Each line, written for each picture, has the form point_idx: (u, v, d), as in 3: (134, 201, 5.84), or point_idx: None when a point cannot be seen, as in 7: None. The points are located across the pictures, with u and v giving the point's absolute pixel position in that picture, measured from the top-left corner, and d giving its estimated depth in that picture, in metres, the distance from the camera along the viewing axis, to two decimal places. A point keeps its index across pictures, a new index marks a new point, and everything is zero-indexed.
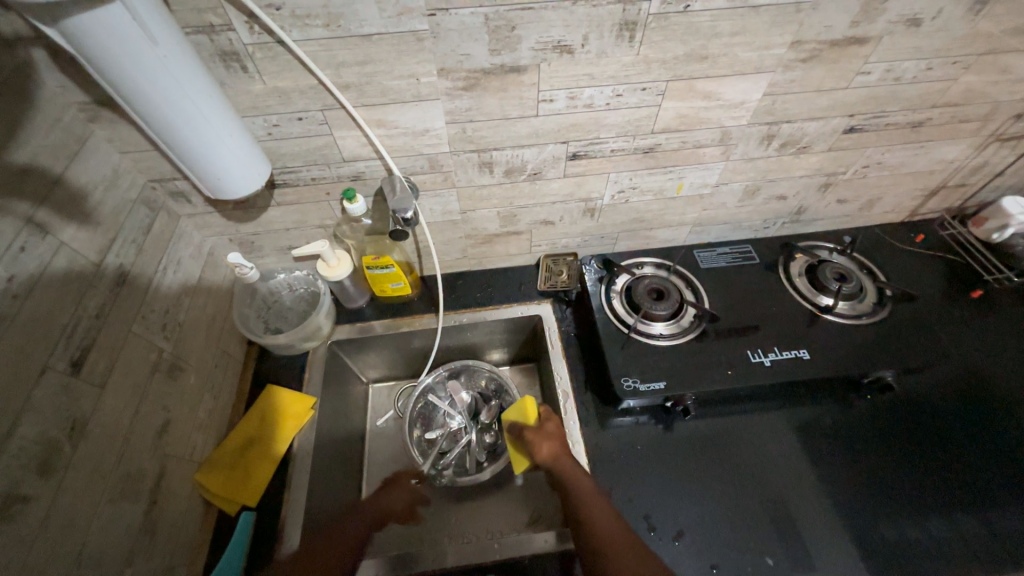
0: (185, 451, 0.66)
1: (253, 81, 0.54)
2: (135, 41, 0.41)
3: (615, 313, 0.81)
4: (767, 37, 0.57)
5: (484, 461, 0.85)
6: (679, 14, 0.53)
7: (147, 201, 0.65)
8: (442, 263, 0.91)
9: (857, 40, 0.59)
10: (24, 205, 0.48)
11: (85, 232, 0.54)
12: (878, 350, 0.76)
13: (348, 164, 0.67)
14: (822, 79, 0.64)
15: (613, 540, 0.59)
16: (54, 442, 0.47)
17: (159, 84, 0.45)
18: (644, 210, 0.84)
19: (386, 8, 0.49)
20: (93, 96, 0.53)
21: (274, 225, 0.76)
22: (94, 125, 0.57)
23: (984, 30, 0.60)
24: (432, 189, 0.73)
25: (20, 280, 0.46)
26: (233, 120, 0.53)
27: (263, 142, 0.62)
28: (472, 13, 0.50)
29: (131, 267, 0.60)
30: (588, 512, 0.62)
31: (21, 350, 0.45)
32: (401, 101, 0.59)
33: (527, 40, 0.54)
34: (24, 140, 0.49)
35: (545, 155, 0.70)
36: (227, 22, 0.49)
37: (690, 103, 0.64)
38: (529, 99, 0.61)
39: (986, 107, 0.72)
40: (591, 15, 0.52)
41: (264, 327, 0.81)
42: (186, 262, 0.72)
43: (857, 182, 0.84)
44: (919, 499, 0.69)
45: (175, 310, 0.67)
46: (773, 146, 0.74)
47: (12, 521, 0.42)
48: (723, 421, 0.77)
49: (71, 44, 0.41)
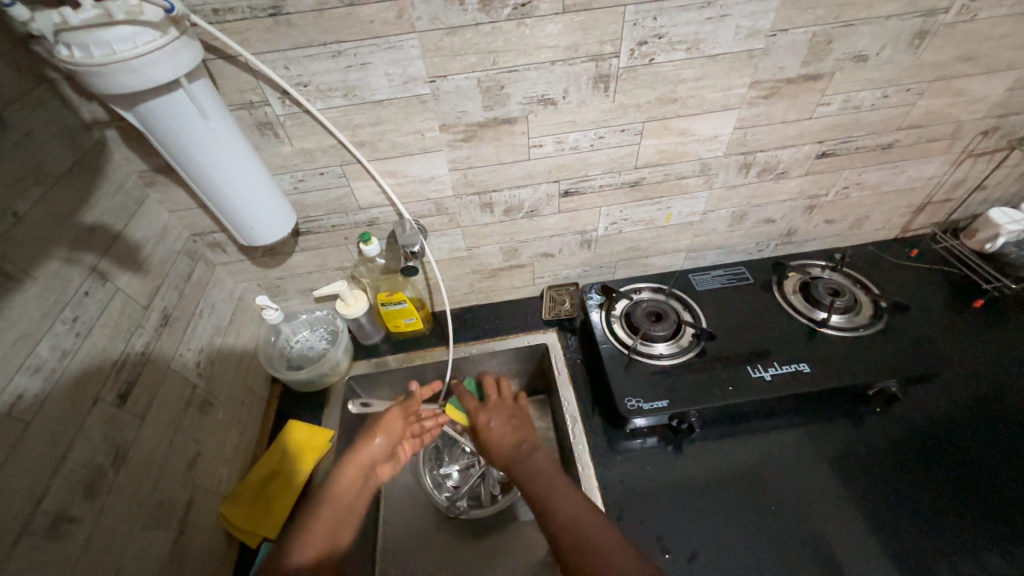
0: (211, 483, 0.69)
1: (284, 144, 0.64)
2: (191, 118, 0.51)
3: (616, 337, 0.84)
4: (728, 80, 0.65)
5: (498, 492, 0.86)
6: (645, 66, 0.61)
7: (189, 252, 0.73)
8: (451, 298, 0.97)
9: (811, 76, 0.66)
10: (91, 257, 0.56)
11: (137, 280, 0.62)
12: (879, 361, 0.77)
13: (364, 211, 0.75)
14: (786, 111, 0.70)
15: (578, 524, 0.55)
16: (99, 467, 0.52)
17: (208, 150, 0.54)
18: (638, 239, 0.90)
19: (393, 78, 0.58)
20: (151, 165, 0.63)
21: (298, 269, 0.84)
22: (150, 189, 0.66)
23: (929, 61, 0.67)
24: (439, 230, 0.80)
25: (82, 321, 0.53)
26: (266, 178, 0.62)
27: (290, 196, 0.71)
28: (466, 78, 0.59)
29: (173, 310, 0.68)
30: (550, 501, 0.59)
31: (79, 381, 0.52)
32: (409, 154, 0.67)
33: (515, 96, 0.62)
34: (94, 203, 0.58)
35: (540, 194, 0.77)
36: (264, 99, 0.59)
37: (668, 139, 0.71)
38: (521, 146, 0.69)
39: (950, 126, 0.77)
40: (569, 72, 0.61)
41: (286, 365, 0.86)
42: (219, 306, 0.79)
43: (840, 203, 0.89)
44: (942, 512, 0.67)
45: (208, 349, 0.74)
46: (751, 173, 0.80)
47: (59, 539, 0.46)
48: (733, 440, 0.77)
49: (142, 123, 0.50)
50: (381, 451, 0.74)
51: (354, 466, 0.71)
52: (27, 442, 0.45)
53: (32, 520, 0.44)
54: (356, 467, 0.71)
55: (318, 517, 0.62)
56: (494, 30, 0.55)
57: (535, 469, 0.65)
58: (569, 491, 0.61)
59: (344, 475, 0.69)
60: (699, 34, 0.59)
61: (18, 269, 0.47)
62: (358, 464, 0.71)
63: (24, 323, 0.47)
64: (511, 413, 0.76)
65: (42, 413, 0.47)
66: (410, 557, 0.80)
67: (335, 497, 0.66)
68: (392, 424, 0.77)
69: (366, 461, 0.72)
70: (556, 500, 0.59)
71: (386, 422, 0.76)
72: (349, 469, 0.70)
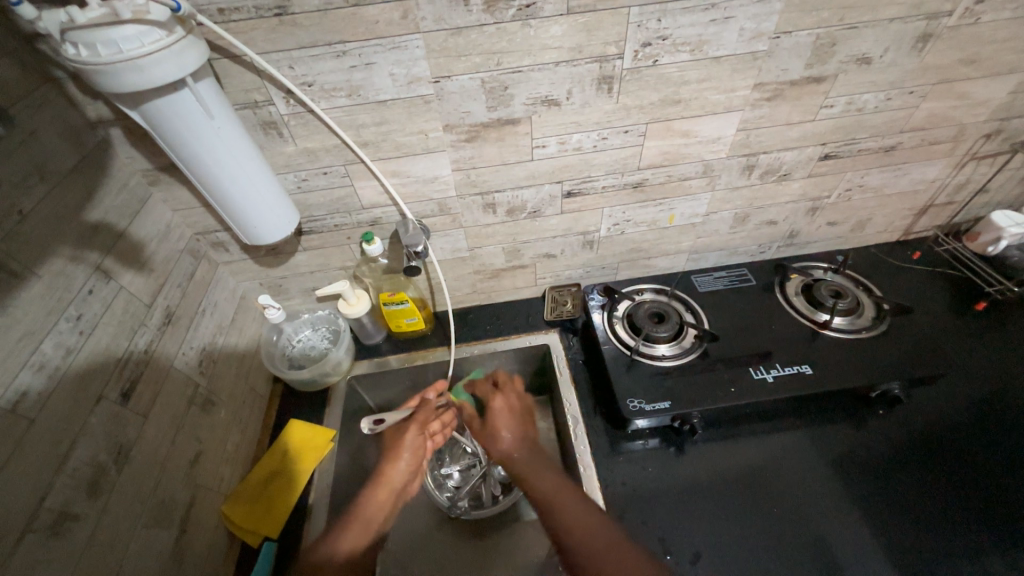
0: (213, 482, 0.69)
1: (287, 143, 0.64)
2: (196, 117, 0.51)
3: (619, 338, 0.84)
4: (731, 82, 0.65)
5: (500, 493, 0.85)
6: (649, 68, 0.61)
7: (192, 251, 0.73)
8: (453, 298, 0.97)
9: (814, 78, 0.66)
10: (95, 255, 0.56)
11: (141, 278, 0.62)
12: (881, 363, 0.77)
13: (367, 211, 0.75)
14: (790, 113, 0.70)
15: (580, 522, 0.57)
16: (102, 465, 0.52)
17: (212, 149, 0.54)
18: (640, 240, 0.90)
19: (398, 78, 0.58)
20: (155, 164, 0.63)
21: (301, 269, 0.84)
22: (153, 188, 0.66)
23: (932, 64, 0.67)
24: (441, 230, 0.80)
25: (86, 319, 0.54)
26: (270, 177, 0.62)
27: (293, 195, 0.71)
28: (470, 78, 0.60)
29: (175, 309, 0.68)
30: (552, 500, 0.61)
31: (82, 380, 0.52)
32: (412, 154, 0.67)
33: (519, 96, 0.62)
34: (98, 202, 0.58)
35: (542, 195, 0.77)
36: (268, 98, 0.59)
37: (671, 141, 0.71)
38: (524, 146, 0.69)
39: (953, 129, 0.77)
40: (572, 73, 0.61)
41: (288, 365, 0.86)
42: (221, 305, 0.79)
43: (843, 205, 0.89)
44: (944, 514, 0.67)
45: (210, 348, 0.74)
46: (754, 175, 0.80)
47: (61, 537, 0.46)
48: (735, 442, 0.77)
49: (147, 121, 0.51)
50: (407, 474, 0.74)
51: (381, 487, 0.72)
52: (32, 438, 0.45)
53: (35, 518, 0.44)
54: (384, 488, 0.72)
55: (346, 534, 0.64)
56: (499, 31, 0.55)
57: (539, 467, 0.67)
58: (569, 490, 0.62)
59: (372, 497, 0.70)
60: (703, 35, 0.59)
61: (23, 267, 0.47)
62: (387, 486, 0.72)
63: (28, 320, 0.47)
64: (517, 407, 0.78)
65: (46, 411, 0.47)
66: (411, 557, 0.80)
67: (361, 516, 0.67)
68: (416, 444, 0.76)
69: (394, 484, 0.73)
70: (560, 497, 0.61)
71: (409, 443, 0.76)
72: (377, 491, 0.71)
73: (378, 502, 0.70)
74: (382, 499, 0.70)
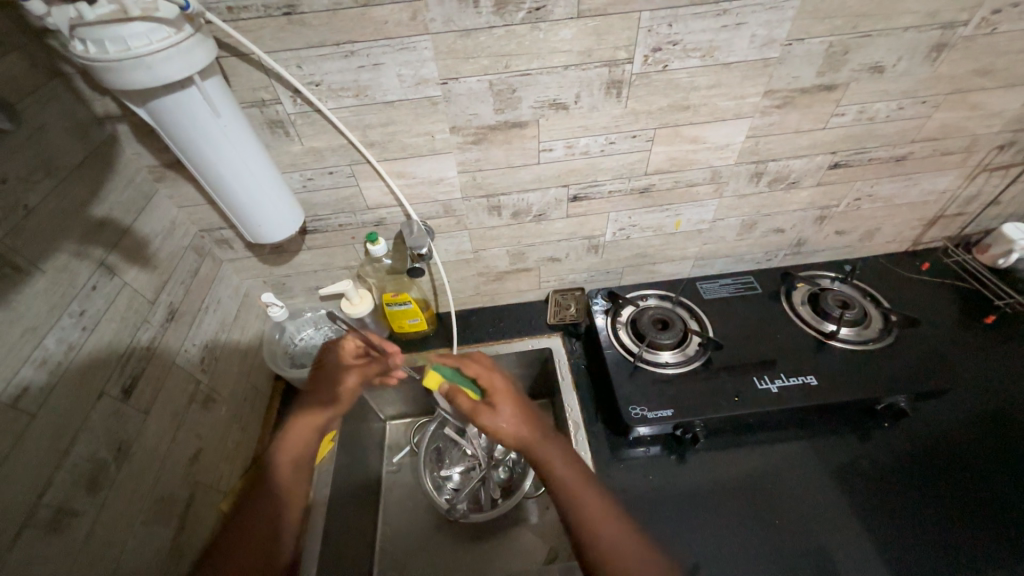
0: (213, 479, 0.69)
1: (293, 143, 0.64)
2: (204, 115, 0.51)
3: (622, 344, 0.84)
4: (742, 88, 0.64)
5: (499, 497, 0.83)
6: (659, 73, 0.61)
7: (197, 248, 0.73)
8: (456, 300, 0.96)
9: (826, 86, 0.65)
10: (99, 251, 0.56)
11: (145, 274, 0.62)
12: (886, 375, 0.77)
13: (372, 211, 0.75)
14: (800, 121, 0.69)
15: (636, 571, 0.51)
16: (103, 461, 0.52)
17: (217, 147, 0.54)
18: (646, 245, 0.89)
19: (405, 80, 0.58)
20: (161, 160, 0.64)
21: (304, 267, 0.84)
22: (159, 184, 0.66)
23: (945, 74, 0.66)
24: (446, 231, 0.80)
25: (89, 315, 0.53)
26: (276, 177, 0.62)
27: (299, 194, 0.70)
28: (478, 80, 0.59)
29: (179, 305, 0.68)
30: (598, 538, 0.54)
31: (85, 376, 0.52)
32: (418, 155, 0.67)
33: (526, 100, 0.62)
34: (104, 198, 0.58)
35: (548, 198, 0.76)
36: (276, 97, 0.58)
37: (679, 147, 0.71)
38: (531, 149, 0.68)
39: (966, 140, 0.76)
40: (581, 77, 0.60)
41: (290, 362, 0.86)
42: (225, 302, 0.79)
43: (851, 215, 0.88)
44: (949, 529, 0.66)
45: (212, 344, 0.74)
46: (762, 182, 0.79)
47: (59, 533, 0.46)
48: (737, 452, 0.76)
49: (154, 118, 0.51)
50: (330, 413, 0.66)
51: (303, 431, 0.65)
52: (32, 434, 0.45)
53: (34, 514, 0.44)
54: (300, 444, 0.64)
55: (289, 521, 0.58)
56: (508, 34, 0.55)
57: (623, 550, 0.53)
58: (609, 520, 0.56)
59: (294, 438, 0.64)
60: (714, 41, 0.58)
61: (28, 262, 0.47)
62: (309, 425, 0.65)
63: (31, 315, 0.47)
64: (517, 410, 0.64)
65: (48, 406, 0.47)
66: (408, 561, 0.80)
67: (288, 460, 0.63)
68: (354, 396, 0.68)
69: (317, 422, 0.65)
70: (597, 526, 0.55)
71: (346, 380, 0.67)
72: (298, 427, 0.65)
73: (292, 470, 0.62)
74: (301, 445, 0.64)
